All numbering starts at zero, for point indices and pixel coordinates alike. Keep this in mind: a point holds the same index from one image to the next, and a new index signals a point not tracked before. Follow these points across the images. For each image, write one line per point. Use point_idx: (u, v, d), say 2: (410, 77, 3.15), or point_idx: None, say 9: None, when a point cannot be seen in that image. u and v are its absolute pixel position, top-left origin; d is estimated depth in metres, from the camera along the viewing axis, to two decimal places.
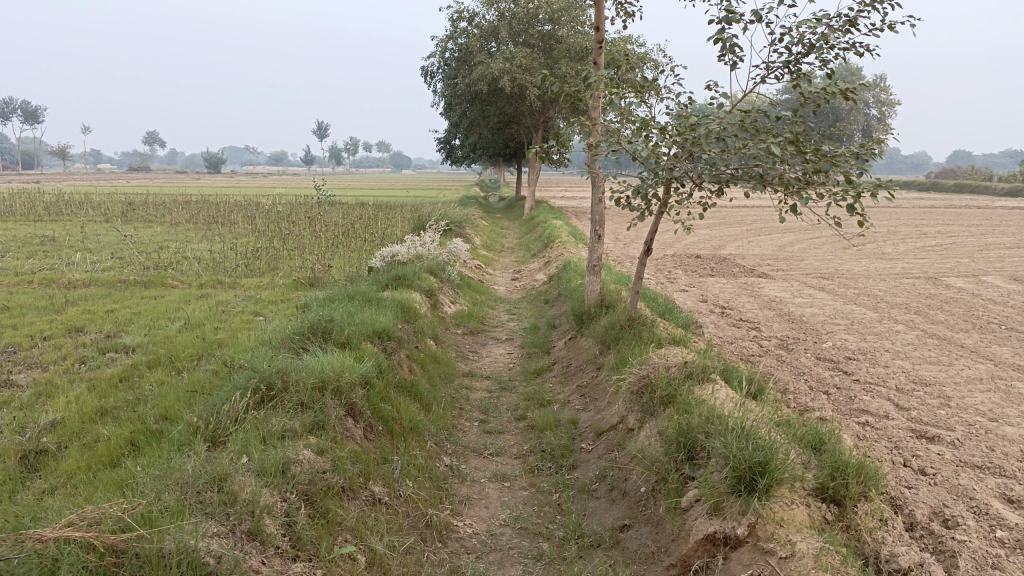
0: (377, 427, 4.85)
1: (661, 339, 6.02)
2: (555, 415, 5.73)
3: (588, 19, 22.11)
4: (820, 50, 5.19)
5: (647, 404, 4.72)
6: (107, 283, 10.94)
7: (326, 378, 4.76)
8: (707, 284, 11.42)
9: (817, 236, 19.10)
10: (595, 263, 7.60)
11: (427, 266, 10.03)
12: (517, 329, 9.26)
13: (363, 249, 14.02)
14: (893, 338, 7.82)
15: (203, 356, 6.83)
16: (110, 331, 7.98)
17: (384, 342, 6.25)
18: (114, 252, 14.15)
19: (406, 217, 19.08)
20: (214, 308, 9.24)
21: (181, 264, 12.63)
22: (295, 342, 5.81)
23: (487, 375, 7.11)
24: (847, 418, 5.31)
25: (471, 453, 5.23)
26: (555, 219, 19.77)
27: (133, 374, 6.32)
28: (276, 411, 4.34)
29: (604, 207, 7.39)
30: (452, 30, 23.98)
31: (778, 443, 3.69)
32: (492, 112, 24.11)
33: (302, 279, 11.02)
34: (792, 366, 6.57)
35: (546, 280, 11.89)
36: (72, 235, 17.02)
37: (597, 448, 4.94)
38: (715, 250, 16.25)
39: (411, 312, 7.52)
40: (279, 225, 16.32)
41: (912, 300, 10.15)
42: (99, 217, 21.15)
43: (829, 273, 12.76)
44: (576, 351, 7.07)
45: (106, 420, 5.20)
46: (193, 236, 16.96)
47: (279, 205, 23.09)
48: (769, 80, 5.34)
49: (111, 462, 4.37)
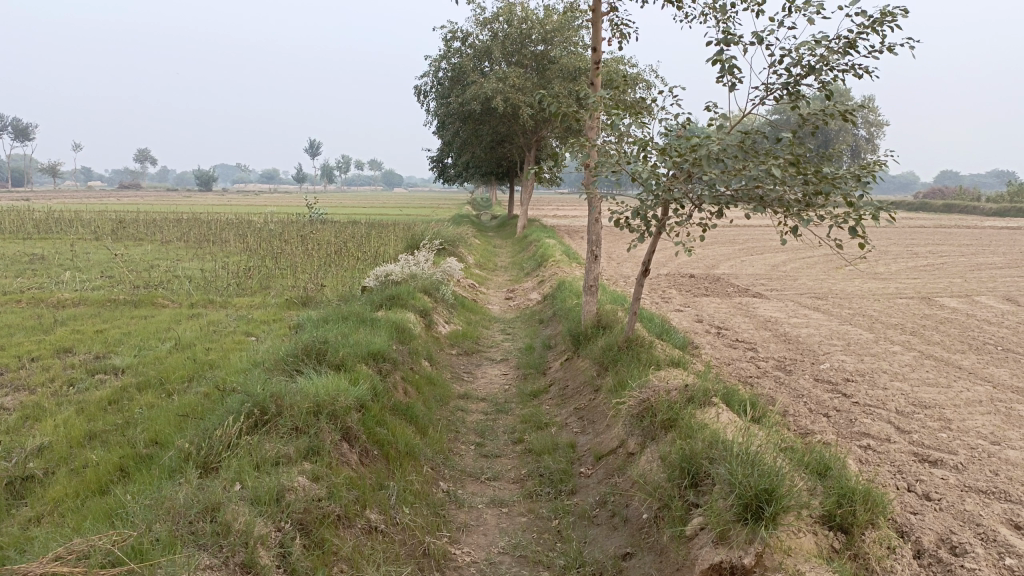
0: (373, 452, 4.75)
1: (660, 361, 5.95)
2: (553, 438, 5.64)
3: (581, 40, 22.27)
4: (819, 71, 5.17)
5: (648, 428, 4.64)
6: (96, 302, 10.82)
7: (321, 402, 4.66)
8: (702, 304, 11.39)
9: (809, 256, 19.16)
10: (592, 284, 7.55)
11: (422, 285, 9.96)
12: (512, 350, 9.19)
13: (356, 268, 13.95)
14: (891, 359, 7.78)
15: (194, 377, 6.73)
16: (99, 352, 7.86)
17: (378, 363, 6.16)
18: (104, 271, 14.03)
19: (399, 235, 19.05)
20: (206, 328, 9.13)
21: (172, 283, 12.53)
22: (289, 364, 5.72)
23: (483, 396, 7.02)
24: (848, 441, 5.25)
25: (468, 478, 5.14)
26: (548, 238, 19.77)
27: (122, 397, 6.20)
28: (269, 437, 4.23)
29: (601, 228, 7.36)
30: (446, 49, 24.10)
31: (784, 470, 3.62)
32: (485, 131, 24.16)
33: (294, 298, 10.93)
34: (791, 387, 6.52)
35: (540, 300, 11.84)
36: (62, 253, 16.88)
37: (597, 472, 4.85)
38: (708, 270, 16.26)
39: (405, 333, 7.44)
40: (271, 244, 16.23)
41: (907, 320, 10.14)
42: (90, 235, 21.02)
43: (823, 293, 12.76)
44: (572, 373, 7.00)
45: (95, 444, 5.09)
46: (184, 254, 16.85)
47: (270, 223, 23.00)
48: (768, 102, 5.31)
49: (100, 489, 4.27)
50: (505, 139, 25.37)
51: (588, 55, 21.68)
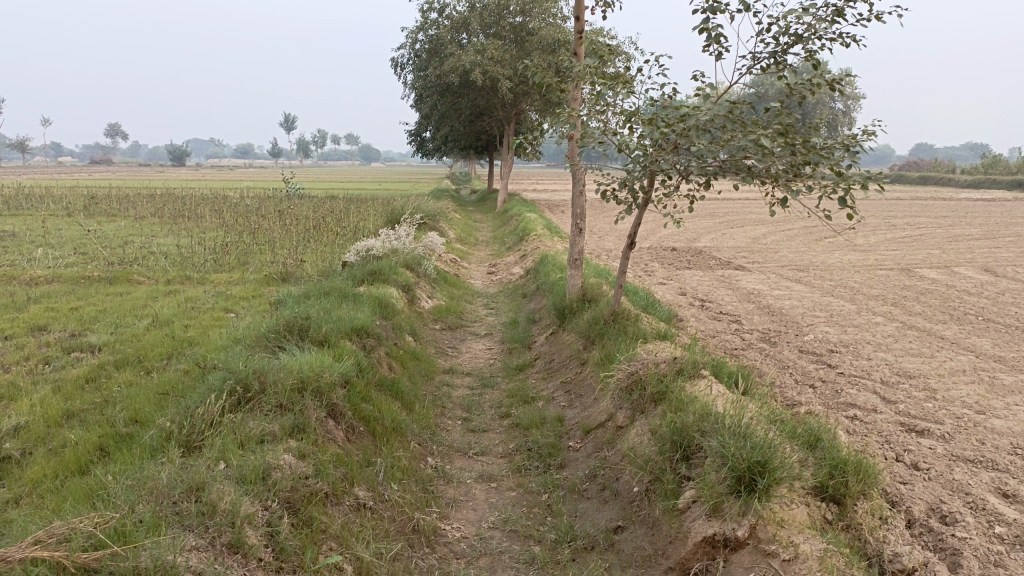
0: (358, 428, 4.68)
1: (647, 334, 5.91)
2: (540, 412, 5.61)
3: (560, 12, 21.97)
4: (807, 40, 5.09)
5: (637, 402, 4.61)
6: (70, 279, 10.59)
7: (306, 378, 4.58)
8: (685, 277, 11.38)
9: (789, 228, 19.23)
10: (577, 257, 7.48)
11: (404, 260, 9.84)
12: (496, 324, 9.12)
13: (336, 243, 13.77)
14: (874, 330, 7.82)
15: (173, 355, 6.60)
16: (74, 330, 7.68)
17: (362, 339, 6.07)
18: (77, 248, 13.74)
19: (379, 210, 18.84)
20: (184, 305, 8.96)
21: (148, 259, 12.29)
22: (271, 340, 5.61)
23: (468, 371, 6.96)
24: (835, 412, 5.27)
25: (456, 453, 5.09)
26: (529, 212, 19.63)
27: (100, 375, 6.07)
28: (253, 414, 4.14)
29: (585, 200, 7.28)
30: (423, 21, 23.69)
31: (776, 442, 3.59)
32: (464, 104, 23.87)
33: (274, 274, 10.77)
34: (777, 359, 6.53)
35: (523, 274, 11.76)
36: (33, 230, 16.49)
37: (586, 446, 4.82)
38: (690, 243, 16.27)
39: (389, 308, 7.34)
40: (248, 219, 15.96)
41: (888, 291, 10.20)
42: (62, 211, 20.56)
43: (805, 265, 12.82)
44: (558, 347, 6.96)
45: (73, 423, 4.97)
46: (159, 230, 16.54)
47: (247, 199, 22.64)
48: (755, 71, 5.23)
49: (79, 469, 4.16)
50: (485, 112, 25.10)
51: (567, 27, 21.39)
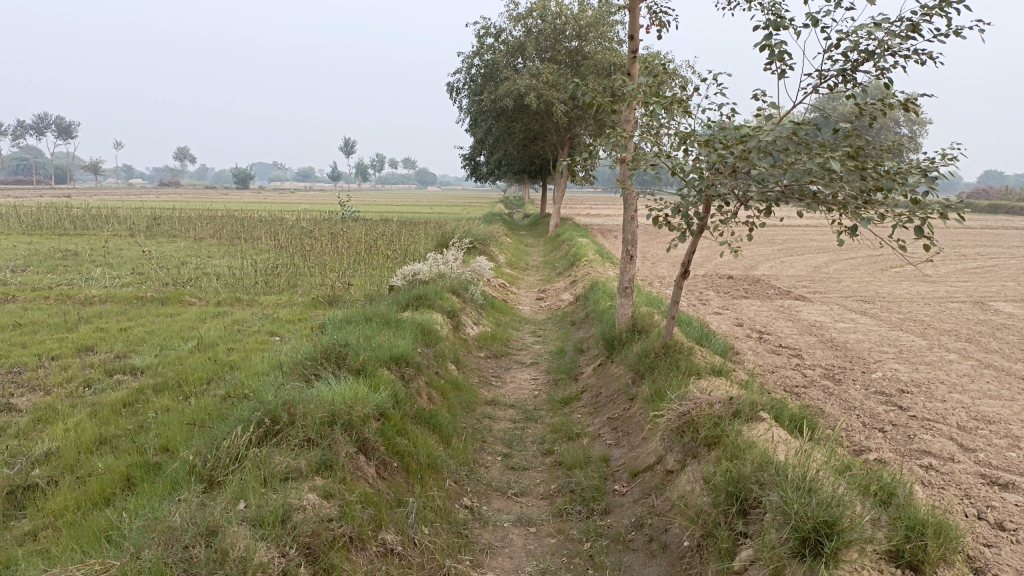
0: (391, 464, 4.44)
1: (700, 369, 5.55)
2: (585, 451, 5.30)
3: (616, 36, 21.81)
4: (878, 57, 4.74)
5: (689, 445, 4.25)
6: (124, 299, 10.71)
7: (337, 410, 4.36)
8: (741, 306, 10.94)
9: (853, 257, 18.53)
10: (627, 285, 7.15)
11: (450, 285, 9.64)
12: (543, 353, 8.85)
13: (385, 266, 13.72)
14: (948, 368, 7.28)
15: (213, 379, 6.49)
16: (120, 351, 7.68)
17: (401, 368, 5.86)
18: (134, 268, 13.98)
19: (430, 234, 18.82)
20: (230, 327, 8.93)
21: (200, 280, 12.39)
22: (307, 368, 5.44)
23: (511, 403, 6.69)
24: (907, 460, 4.82)
25: (494, 493, 4.81)
26: (581, 236, 19.38)
27: (138, 399, 5.99)
28: (279, 449, 3.93)
29: (637, 226, 6.98)
30: (479, 46, 23.79)
31: (845, 498, 3.21)
32: (518, 129, 23.85)
33: (322, 297, 10.71)
34: (842, 399, 6.09)
35: (572, 301, 11.47)
36: (95, 249, 16.91)
37: (632, 491, 4.48)
38: (747, 271, 15.77)
39: (431, 335, 7.12)
40: (301, 241, 16.07)
41: (961, 326, 9.59)
42: (125, 231, 21.13)
43: (869, 296, 12.22)
44: (606, 380, 6.63)
45: (104, 450, 4.86)
46: (215, 251, 16.77)
47: (303, 221, 22.95)
48: (822, 90, 4.89)
49: (102, 501, 4.02)
50: (539, 136, 25.04)
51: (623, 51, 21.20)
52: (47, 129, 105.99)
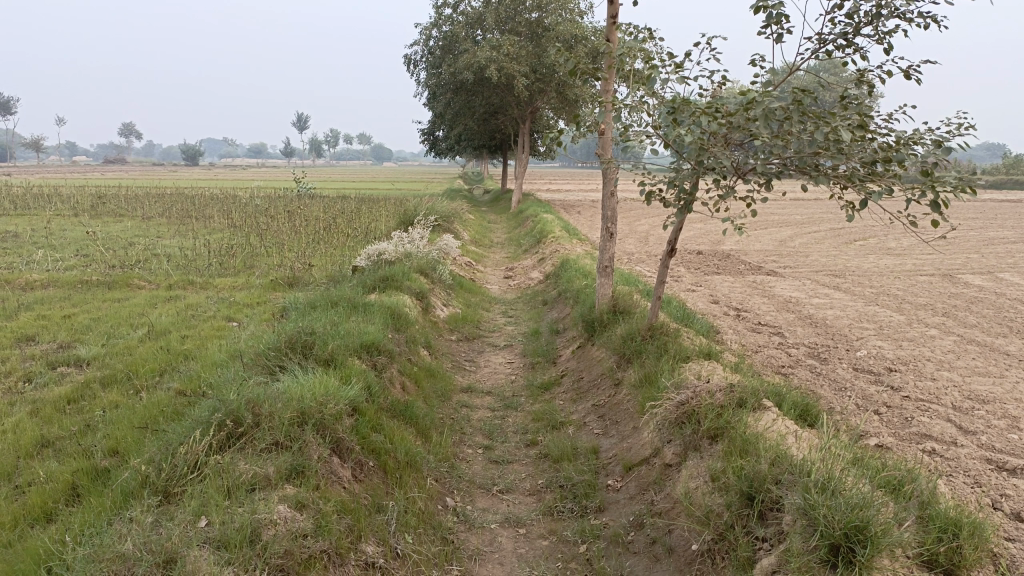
0: (368, 464, 4.07)
1: (690, 353, 5.28)
2: (572, 442, 4.99)
3: (578, 7, 21.32)
4: (880, 20, 4.46)
5: (689, 437, 3.96)
6: (67, 283, 10.06)
7: (307, 408, 3.96)
8: (715, 283, 10.75)
9: (817, 231, 18.53)
10: (607, 264, 6.83)
11: (418, 265, 9.24)
12: (516, 334, 8.53)
13: (346, 245, 13.20)
14: (930, 345, 7.14)
15: (166, 371, 6.01)
16: (63, 341, 7.12)
17: (372, 356, 5.46)
18: (79, 250, 13.23)
19: (391, 211, 18.28)
20: (184, 312, 8.40)
21: (150, 262, 11.74)
22: (271, 359, 5.01)
23: (488, 389, 6.35)
24: (909, 445, 4.62)
25: (478, 491, 4.47)
26: (546, 213, 19.05)
27: (84, 395, 5.50)
28: (244, 454, 3.53)
29: (617, 202, 6.65)
30: (437, 16, 23.08)
31: (873, 496, 2.95)
32: (478, 102, 23.29)
33: (281, 279, 10.21)
34: (831, 380, 5.89)
35: (542, 279, 11.15)
36: (37, 230, 16.05)
37: (627, 487, 4.19)
38: (715, 246, 15.63)
39: (402, 319, 6.73)
40: (256, 219, 15.43)
41: (935, 300, 9.51)
42: (70, 211, 20.17)
43: (840, 271, 12.13)
44: (587, 363, 6.33)
45: (47, 455, 4.40)
46: (166, 231, 16.03)
47: (257, 199, 22.14)
48: (820, 55, 4.60)
49: (43, 516, 3.57)
50: (500, 110, 24.56)
51: (585, 22, 20.71)
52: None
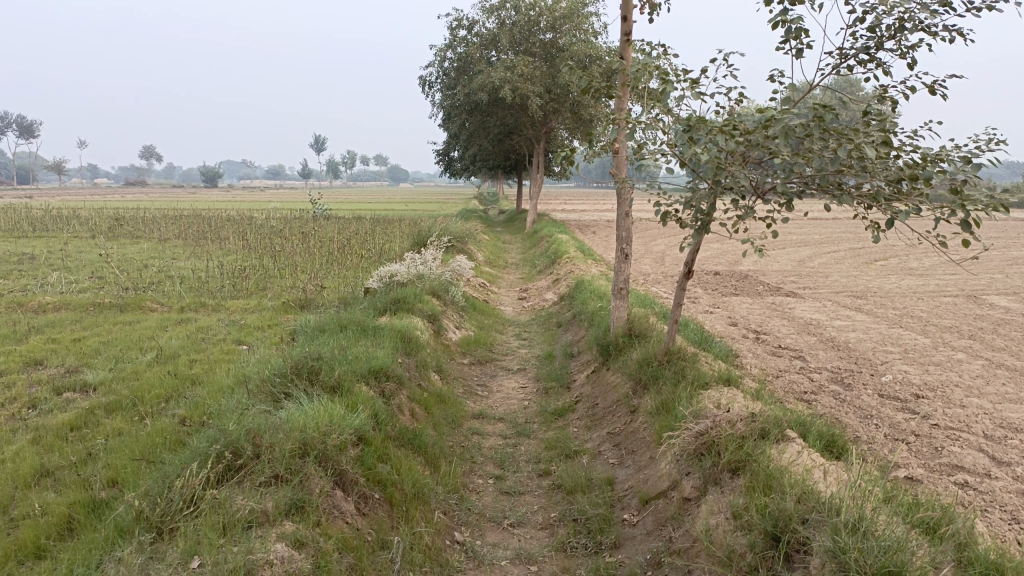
0: (372, 497, 3.91)
1: (709, 379, 5.09)
2: (586, 473, 4.80)
3: (592, 28, 21.40)
4: (902, 34, 4.31)
5: (708, 470, 3.77)
6: (80, 306, 10.02)
7: (309, 438, 3.81)
8: (733, 304, 10.54)
9: (836, 251, 18.27)
10: (622, 287, 6.67)
11: (430, 287, 9.10)
12: (529, 357, 8.36)
13: (359, 267, 13.11)
14: (958, 369, 6.89)
15: (172, 397, 5.89)
16: (71, 365, 7.03)
17: (381, 382, 5.31)
18: (94, 272, 13.23)
19: (405, 232, 18.22)
20: (194, 335, 8.30)
21: (163, 284, 11.69)
22: (276, 386, 4.88)
23: (500, 416, 6.18)
24: (940, 477, 4.40)
25: (488, 524, 4.29)
26: (561, 233, 18.91)
27: (87, 422, 5.39)
28: (241, 489, 3.39)
29: (632, 223, 6.49)
30: (452, 38, 23.17)
31: (908, 538, 2.76)
32: (493, 123, 23.29)
33: (292, 301, 10.11)
34: (856, 407, 5.67)
35: (557, 300, 10.99)
36: (53, 252, 16.12)
37: (644, 521, 4.00)
38: (732, 266, 15.42)
39: (412, 343, 6.58)
40: (270, 240, 15.40)
41: (961, 322, 9.25)
42: (86, 233, 20.27)
43: (861, 292, 11.88)
44: (602, 389, 6.15)
45: (45, 485, 4.27)
46: (181, 253, 16.03)
47: (273, 220, 22.18)
48: (842, 70, 4.45)
49: (35, 552, 3.43)
50: (514, 130, 24.57)
51: (599, 42, 20.70)
52: (8, 127, 103.70)
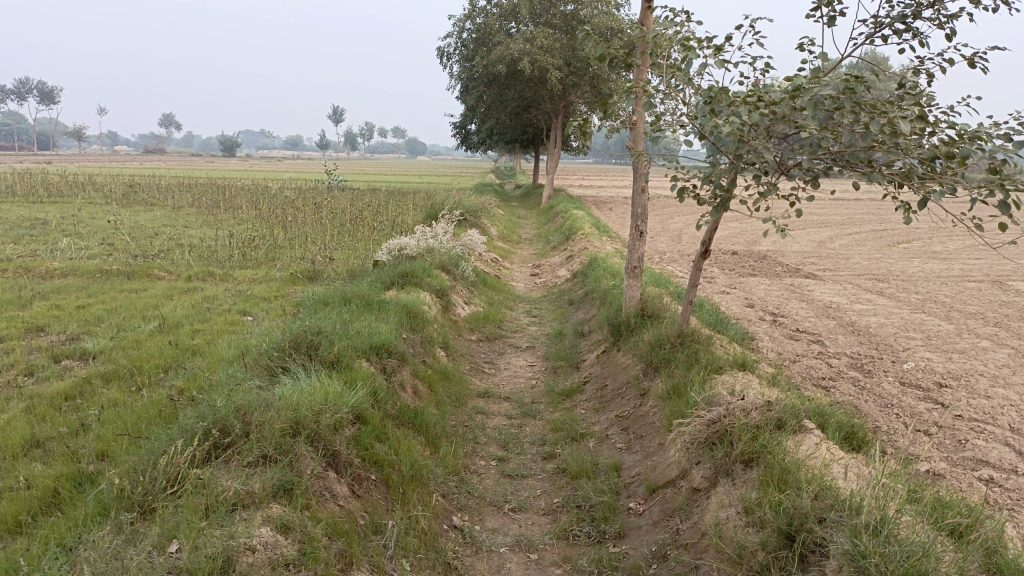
0: (367, 479, 3.75)
1: (723, 364, 4.88)
2: (592, 458, 4.62)
3: (614, 0, 20.89)
4: (942, 3, 4.03)
5: (720, 461, 3.57)
6: (87, 273, 9.91)
7: (302, 417, 3.65)
8: (750, 285, 10.29)
9: (858, 232, 17.89)
10: (635, 265, 6.44)
11: (439, 261, 8.92)
12: (539, 335, 8.18)
13: (371, 239, 12.94)
14: (983, 358, 6.63)
15: (171, 368, 5.75)
16: (72, 333, 6.91)
17: (382, 359, 5.14)
18: (105, 239, 13.13)
19: (419, 204, 18.01)
20: (199, 305, 8.17)
21: (172, 253, 11.57)
22: (273, 360, 4.72)
23: (506, 395, 6.00)
24: (964, 472, 4.19)
25: (488, 509, 4.13)
26: (576, 209, 18.60)
27: (83, 392, 5.26)
28: (227, 470, 3.24)
29: (647, 199, 6.26)
30: (471, 9, 22.74)
31: (933, 542, 2.56)
32: (510, 96, 22.93)
33: (301, 272, 9.96)
34: (876, 395, 5.46)
35: (569, 278, 10.78)
36: (66, 218, 16.07)
37: (650, 511, 3.82)
38: (751, 246, 15.11)
39: (418, 318, 6.40)
40: (282, 211, 15.23)
41: (987, 309, 8.96)
42: (101, 199, 20.24)
43: (883, 275, 11.58)
44: (612, 371, 5.95)
45: (34, 455, 4.14)
46: (192, 221, 15.90)
47: (286, 190, 22.00)
48: (875, 39, 4.18)
49: (14, 528, 3.29)
50: (532, 104, 24.19)
51: (621, 15, 20.23)
52: (28, 92, 104.10)
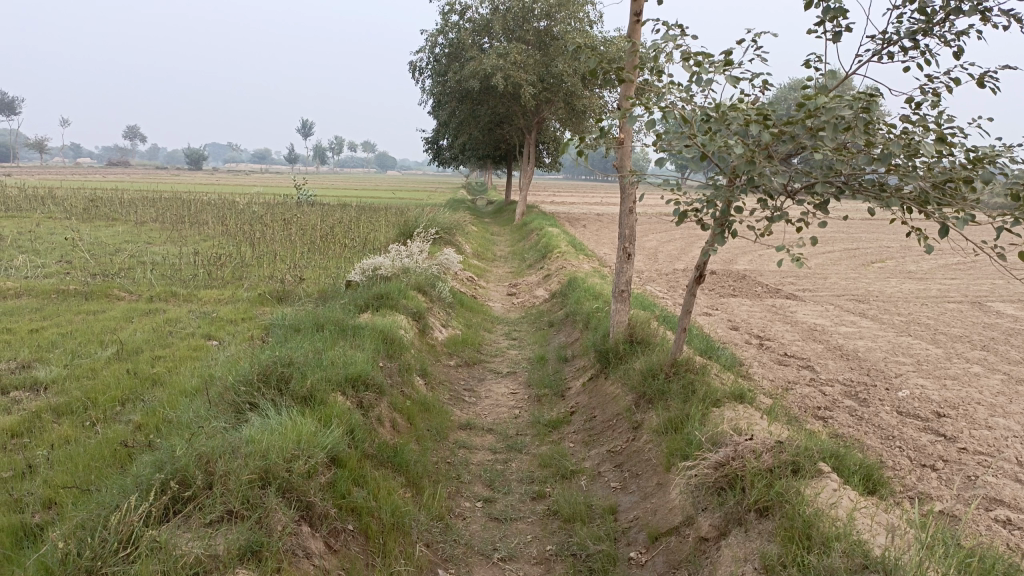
0: (344, 531, 3.41)
1: (721, 396, 4.62)
2: (585, 499, 4.32)
3: (588, 17, 20.82)
4: (953, 19, 3.83)
5: (730, 509, 3.29)
6: (42, 293, 9.39)
7: (272, 465, 3.31)
8: (732, 307, 10.10)
9: (833, 251, 17.88)
10: (623, 289, 6.19)
11: (416, 282, 8.58)
12: (520, 359, 7.87)
13: (342, 257, 12.54)
14: (978, 384, 6.46)
15: (130, 400, 5.33)
16: (22, 360, 6.42)
17: (359, 391, 4.79)
18: (62, 256, 12.56)
19: (391, 221, 17.65)
20: (161, 328, 7.73)
21: (134, 271, 11.06)
22: (240, 395, 4.35)
23: (489, 427, 5.68)
24: (979, 513, 3.96)
25: (475, 558, 3.80)
26: (551, 226, 18.38)
27: (32, 428, 4.81)
28: (187, 530, 2.88)
29: (636, 220, 6.01)
30: (443, 24, 22.51)
31: None
32: (484, 112, 22.72)
33: (269, 293, 9.53)
34: (876, 426, 5.23)
35: (548, 298, 10.50)
36: (22, 233, 15.40)
37: (654, 562, 3.53)
38: (727, 265, 15.00)
39: (395, 344, 6.06)
40: (250, 228, 14.76)
41: (971, 331, 8.86)
42: (60, 214, 19.52)
43: (863, 295, 11.48)
44: (601, 400, 5.67)
45: None
46: (156, 238, 15.34)
47: (255, 205, 21.46)
48: (882, 57, 3.97)
49: None
50: (505, 120, 24.00)
51: (594, 31, 20.15)
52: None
